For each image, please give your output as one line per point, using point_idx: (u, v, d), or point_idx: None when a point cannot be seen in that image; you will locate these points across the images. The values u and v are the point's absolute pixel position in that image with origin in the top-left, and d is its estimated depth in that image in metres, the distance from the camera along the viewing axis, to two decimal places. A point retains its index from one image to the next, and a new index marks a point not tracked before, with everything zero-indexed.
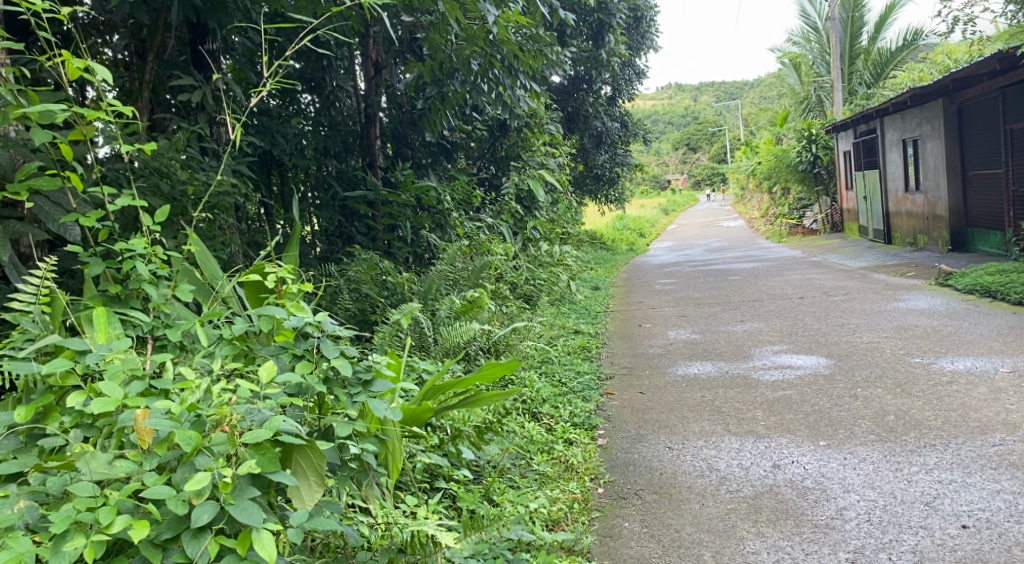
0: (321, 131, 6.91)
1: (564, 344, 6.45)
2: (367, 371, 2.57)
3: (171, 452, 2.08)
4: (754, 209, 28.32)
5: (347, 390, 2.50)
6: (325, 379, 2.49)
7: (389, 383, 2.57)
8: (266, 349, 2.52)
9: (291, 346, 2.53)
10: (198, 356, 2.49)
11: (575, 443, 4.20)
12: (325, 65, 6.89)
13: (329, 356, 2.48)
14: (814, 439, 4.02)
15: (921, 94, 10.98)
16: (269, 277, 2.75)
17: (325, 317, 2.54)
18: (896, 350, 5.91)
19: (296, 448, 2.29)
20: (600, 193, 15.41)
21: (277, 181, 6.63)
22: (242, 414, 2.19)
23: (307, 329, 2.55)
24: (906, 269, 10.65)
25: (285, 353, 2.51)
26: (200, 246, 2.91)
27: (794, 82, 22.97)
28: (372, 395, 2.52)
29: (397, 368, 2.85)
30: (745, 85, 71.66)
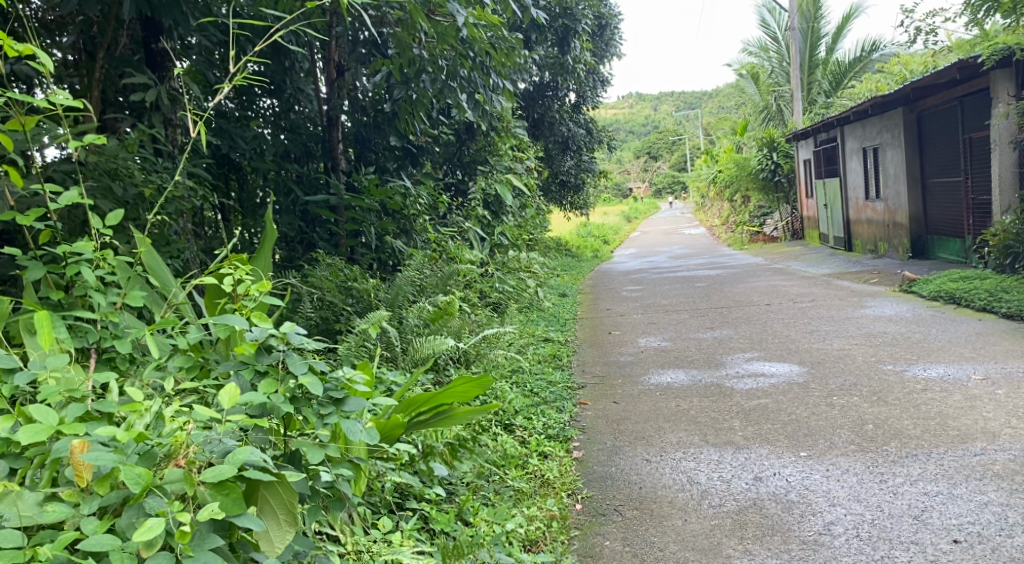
0: (281, 135, 6.74)
1: (534, 353, 6.31)
2: (338, 389, 2.38)
3: (115, 494, 1.89)
4: (716, 217, 28.46)
5: (318, 411, 2.32)
6: (293, 398, 2.30)
7: (363, 402, 2.38)
8: (226, 363, 2.31)
9: (252, 360, 2.32)
10: (149, 372, 2.31)
11: (550, 456, 4.06)
12: (286, 66, 6.68)
13: (296, 373, 2.27)
14: (794, 450, 3.93)
15: (881, 103, 11.07)
16: (227, 280, 2.54)
17: (291, 329, 2.32)
18: (867, 357, 5.87)
19: (263, 483, 2.10)
20: (565, 199, 15.36)
21: (235, 186, 6.41)
22: (200, 445, 2.01)
23: (272, 342, 2.33)
24: (870, 275, 10.71)
25: (247, 369, 2.31)
26: (152, 251, 2.72)
27: (754, 92, 23.17)
28: (345, 416, 2.34)
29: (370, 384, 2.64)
30: (705, 95, 72.50)
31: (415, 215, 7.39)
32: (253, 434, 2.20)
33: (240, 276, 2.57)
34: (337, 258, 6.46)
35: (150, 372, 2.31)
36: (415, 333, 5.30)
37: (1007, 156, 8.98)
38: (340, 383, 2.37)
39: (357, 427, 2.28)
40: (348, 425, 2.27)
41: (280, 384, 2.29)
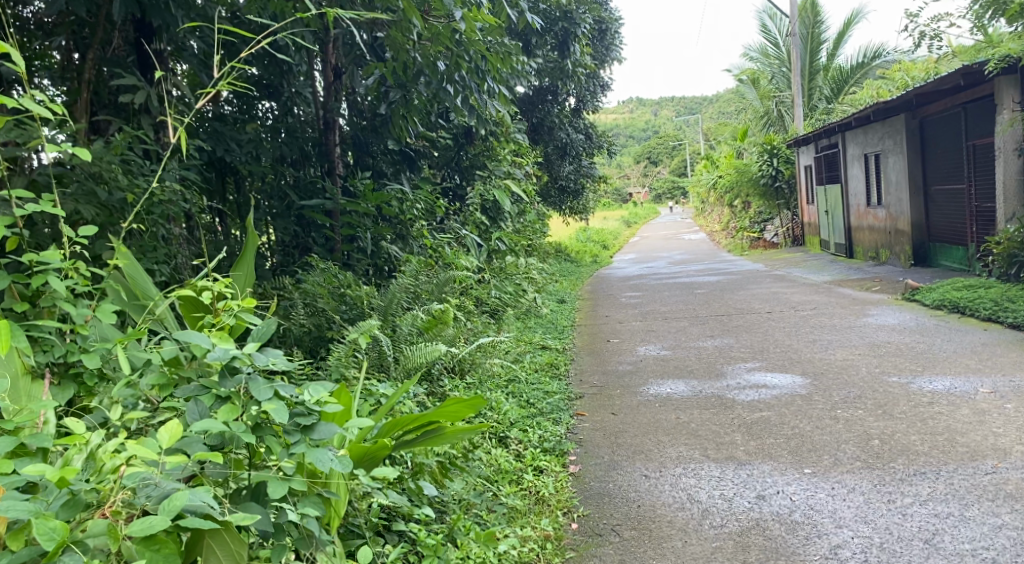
0: (276, 139, 6.61)
1: (531, 362, 6.17)
2: (308, 414, 2.21)
3: (26, 551, 1.74)
4: (716, 222, 28.31)
5: (283, 438, 2.16)
6: (255, 425, 2.13)
7: (335, 428, 2.21)
8: (186, 387, 2.12)
9: (214, 385, 2.12)
10: (119, 389, 2.19)
11: (545, 471, 3.94)
12: (284, 70, 6.63)
13: (260, 399, 2.10)
14: (798, 467, 3.80)
15: (884, 109, 10.95)
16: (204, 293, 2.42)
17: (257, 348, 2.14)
18: (871, 368, 5.73)
19: (207, 531, 1.97)
20: (564, 204, 15.25)
21: (231, 190, 6.39)
22: (134, 490, 1.87)
23: (236, 364, 2.15)
24: (872, 283, 10.58)
25: (207, 394, 2.11)
26: (128, 259, 2.61)
27: (754, 97, 23.06)
28: (313, 444, 2.17)
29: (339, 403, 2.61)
30: (705, 100, 72.42)
31: (411, 220, 7.27)
32: (210, 467, 2.07)
33: (218, 290, 2.47)
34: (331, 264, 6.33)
35: (121, 390, 2.19)
36: (409, 342, 5.17)
37: (1010, 164, 8.86)
38: (310, 409, 2.20)
39: (327, 455, 2.11)
40: (317, 453, 2.10)
41: (241, 411, 2.12)
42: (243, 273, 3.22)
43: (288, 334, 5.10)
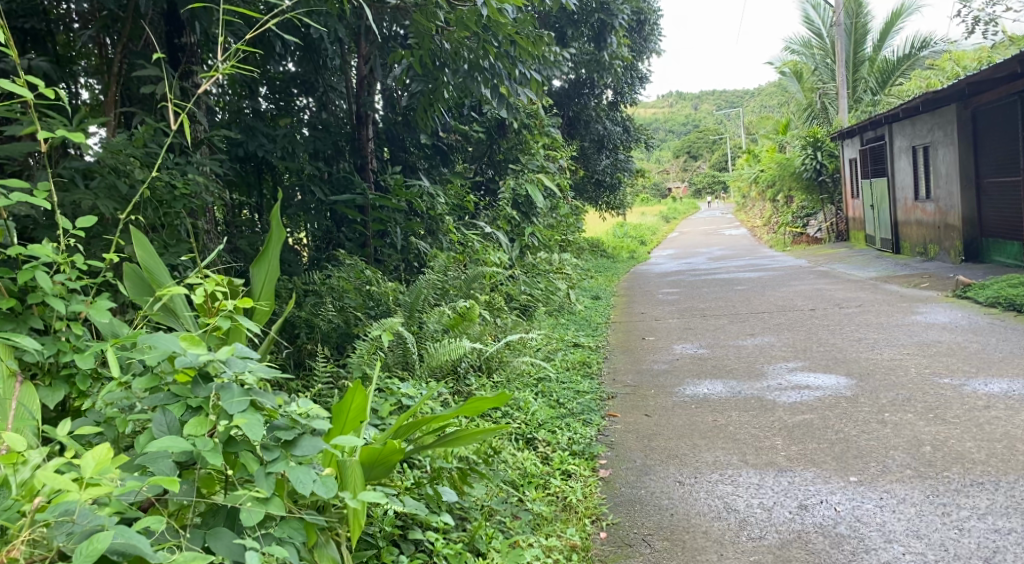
0: (305, 133, 6.48)
1: (562, 360, 5.99)
2: (289, 429, 2.06)
3: None
4: (757, 219, 27.77)
5: (261, 455, 2.00)
6: (227, 440, 1.96)
7: (319, 443, 2.07)
8: (153, 396, 1.96)
9: (185, 393, 1.96)
10: (107, 390, 2.03)
11: (573, 476, 3.76)
12: (319, 65, 6.50)
13: (233, 411, 1.93)
14: (844, 474, 3.57)
15: (933, 99, 10.55)
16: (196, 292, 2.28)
17: (232, 353, 1.97)
18: (921, 369, 5.45)
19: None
20: (601, 199, 14.99)
21: (269, 188, 6.25)
22: (53, 530, 1.67)
23: (209, 370, 1.98)
24: (920, 280, 10.20)
25: (176, 403, 1.95)
26: (136, 249, 2.54)
27: (795, 90, 22.56)
28: (294, 462, 2.02)
29: (337, 408, 2.33)
30: (745, 95, 71.40)
31: (441, 215, 7.12)
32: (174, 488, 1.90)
33: (210, 289, 2.33)
34: (359, 259, 6.20)
35: (107, 393, 2.02)
36: (435, 339, 5.03)
37: None
38: (291, 423, 2.06)
39: (307, 477, 1.97)
40: (298, 475, 1.97)
41: (212, 423, 1.94)
42: (267, 266, 3.01)
43: (314, 330, 4.98)
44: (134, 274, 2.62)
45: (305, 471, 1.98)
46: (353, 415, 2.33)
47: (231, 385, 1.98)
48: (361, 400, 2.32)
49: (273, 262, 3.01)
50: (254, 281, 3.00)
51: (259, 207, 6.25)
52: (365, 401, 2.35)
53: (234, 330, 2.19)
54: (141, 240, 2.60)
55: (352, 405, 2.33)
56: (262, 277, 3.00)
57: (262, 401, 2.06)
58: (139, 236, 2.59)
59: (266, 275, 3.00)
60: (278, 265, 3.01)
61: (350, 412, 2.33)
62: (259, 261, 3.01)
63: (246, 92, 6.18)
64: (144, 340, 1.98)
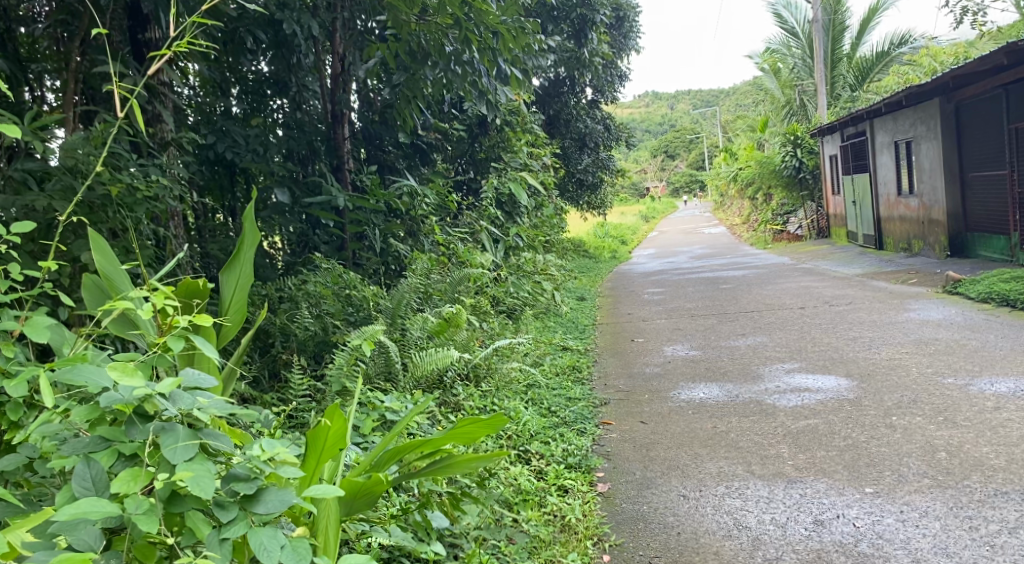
0: (277, 134, 6.24)
1: (551, 365, 5.74)
2: (250, 481, 1.79)
3: None
4: (737, 215, 27.68)
5: (215, 516, 1.73)
6: (170, 497, 1.70)
7: (285, 500, 1.79)
8: (76, 443, 1.72)
9: (116, 437, 1.72)
10: (37, 423, 1.77)
11: (570, 491, 3.53)
12: (292, 63, 6.21)
13: (175, 460, 1.68)
14: (858, 485, 3.36)
15: (917, 93, 10.40)
16: (144, 306, 1.98)
17: (171, 389, 1.72)
18: (922, 369, 5.26)
19: None
20: (582, 199, 14.76)
21: (243, 186, 6.04)
22: None
23: (146, 409, 1.74)
24: (908, 276, 10.07)
25: (105, 451, 1.71)
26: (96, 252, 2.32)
27: (773, 87, 22.48)
28: (257, 521, 1.75)
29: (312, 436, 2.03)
30: (721, 93, 71.57)
31: (423, 215, 6.85)
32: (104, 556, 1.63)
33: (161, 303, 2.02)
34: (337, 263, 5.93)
35: (35, 428, 1.76)
36: (419, 346, 4.76)
37: None
38: (251, 474, 1.79)
39: (273, 542, 1.69)
40: (261, 540, 1.69)
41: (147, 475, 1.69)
42: (237, 271, 2.79)
43: (291, 339, 4.70)
44: (93, 282, 2.39)
45: (270, 534, 1.71)
46: (330, 444, 2.04)
47: (173, 426, 1.74)
48: (340, 428, 2.04)
49: (245, 267, 2.80)
50: (225, 287, 2.78)
51: (232, 211, 6.02)
52: (344, 428, 2.06)
53: (182, 347, 1.91)
54: (97, 246, 2.35)
55: (328, 435, 2.04)
56: (231, 284, 2.78)
57: (214, 447, 1.79)
58: (96, 240, 2.36)
59: (237, 281, 2.79)
60: (250, 269, 2.80)
61: (326, 442, 2.04)
62: (230, 264, 2.79)
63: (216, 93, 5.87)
64: (68, 373, 1.73)
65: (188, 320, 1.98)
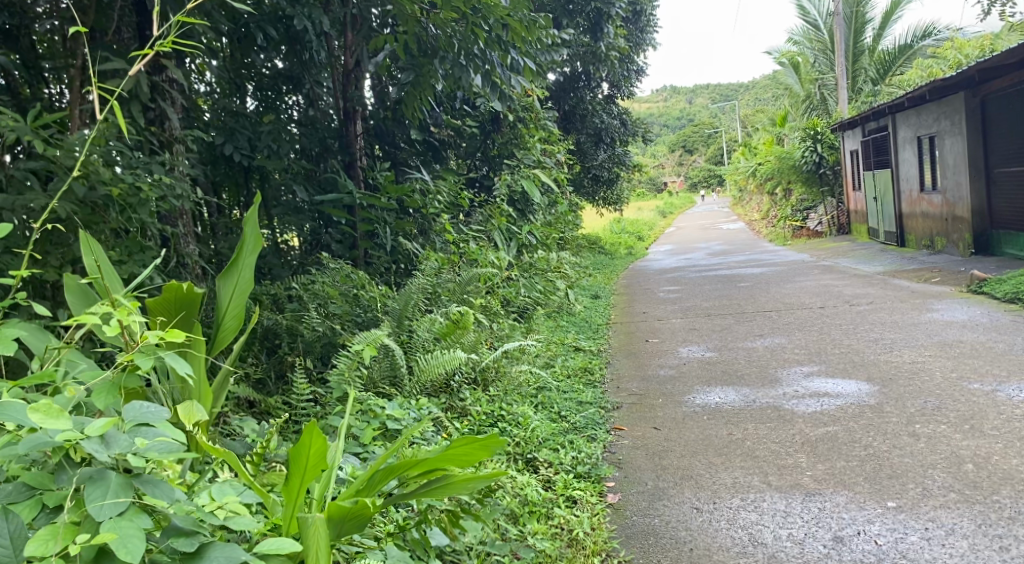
0: (294, 130, 6.19)
1: (563, 367, 5.61)
2: (191, 538, 1.69)
3: None
4: (756, 211, 27.36)
5: None
6: (96, 556, 1.58)
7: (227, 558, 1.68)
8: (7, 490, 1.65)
9: (44, 485, 1.65)
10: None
11: (578, 502, 3.41)
12: (305, 60, 6.13)
13: (101, 516, 1.58)
14: (880, 499, 3.21)
15: (942, 87, 10.17)
16: (109, 322, 1.87)
17: (99, 434, 1.64)
18: (946, 373, 5.09)
19: None
20: (598, 195, 14.59)
21: (256, 186, 5.92)
22: None
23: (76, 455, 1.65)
24: (931, 274, 9.86)
25: (30, 503, 1.63)
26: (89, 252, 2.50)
27: (794, 82, 22.18)
28: None
29: (295, 456, 1.94)
30: (740, 88, 70.94)
31: (434, 213, 6.74)
32: None
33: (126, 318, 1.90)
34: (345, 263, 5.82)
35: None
36: (426, 349, 4.66)
37: None
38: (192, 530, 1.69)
39: None
40: None
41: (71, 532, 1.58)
42: (236, 276, 2.75)
43: (298, 341, 4.61)
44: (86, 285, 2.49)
45: None
46: (313, 461, 1.94)
47: (104, 475, 1.64)
48: (320, 446, 1.93)
49: (245, 272, 2.75)
50: (222, 293, 2.73)
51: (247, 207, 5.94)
52: (326, 446, 1.95)
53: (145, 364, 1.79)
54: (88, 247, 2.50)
55: (310, 452, 1.94)
56: (230, 289, 2.73)
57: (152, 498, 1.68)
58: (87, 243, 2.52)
59: (235, 286, 2.74)
60: (250, 275, 2.75)
61: (308, 460, 1.94)
62: (228, 270, 2.75)
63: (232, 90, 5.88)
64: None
65: (157, 336, 1.86)
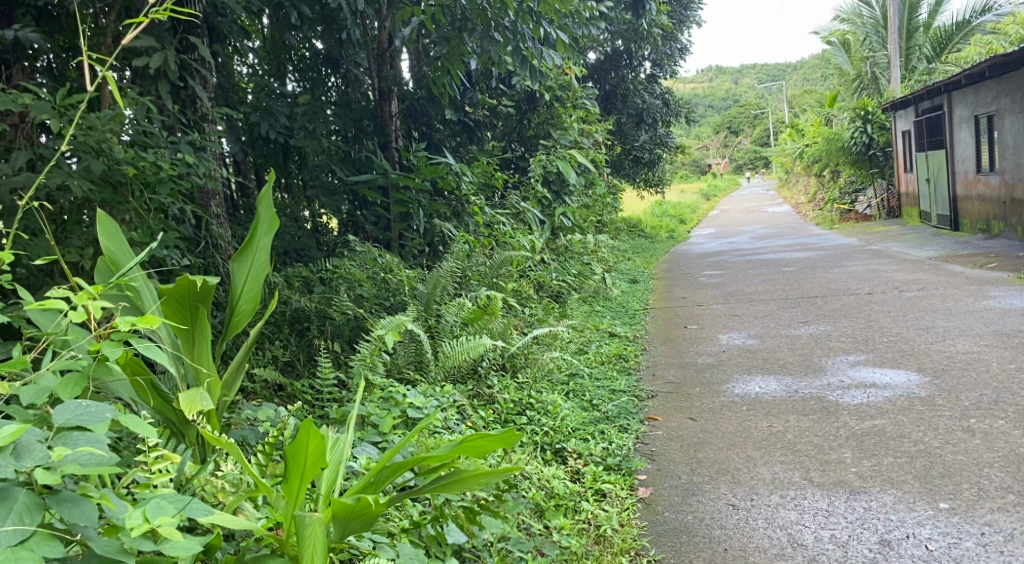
0: (330, 111, 6.01)
1: (596, 354, 5.43)
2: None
3: None
4: (802, 194, 26.74)
5: None
6: None
7: None
8: None
9: None
10: None
11: (607, 497, 3.25)
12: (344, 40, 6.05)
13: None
14: (931, 499, 3.00)
15: (1002, 63, 9.75)
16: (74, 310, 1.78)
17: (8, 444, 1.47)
18: (1003, 364, 4.80)
19: None
20: (638, 177, 14.30)
21: (296, 168, 5.86)
22: None
23: None
24: (987, 259, 9.45)
25: None
26: (106, 230, 2.41)
27: (843, 62, 21.56)
28: None
29: (292, 452, 1.84)
30: (787, 68, 69.53)
31: (468, 195, 6.58)
32: None
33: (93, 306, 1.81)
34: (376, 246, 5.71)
35: None
36: (453, 334, 4.52)
37: None
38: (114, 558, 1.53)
39: None
40: None
41: None
42: (252, 259, 2.62)
43: (327, 324, 4.50)
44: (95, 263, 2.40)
45: None
46: (311, 459, 1.83)
47: (12, 492, 1.47)
48: (318, 444, 1.82)
49: (260, 254, 2.63)
50: (236, 276, 2.61)
51: (290, 187, 5.91)
52: (325, 443, 1.84)
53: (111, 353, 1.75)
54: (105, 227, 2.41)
55: (306, 449, 1.83)
56: (244, 273, 2.61)
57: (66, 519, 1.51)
58: (105, 220, 2.42)
59: (250, 269, 2.62)
60: (265, 257, 2.63)
61: (307, 458, 1.84)
62: (243, 252, 2.63)
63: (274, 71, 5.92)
64: None
65: (128, 326, 1.78)
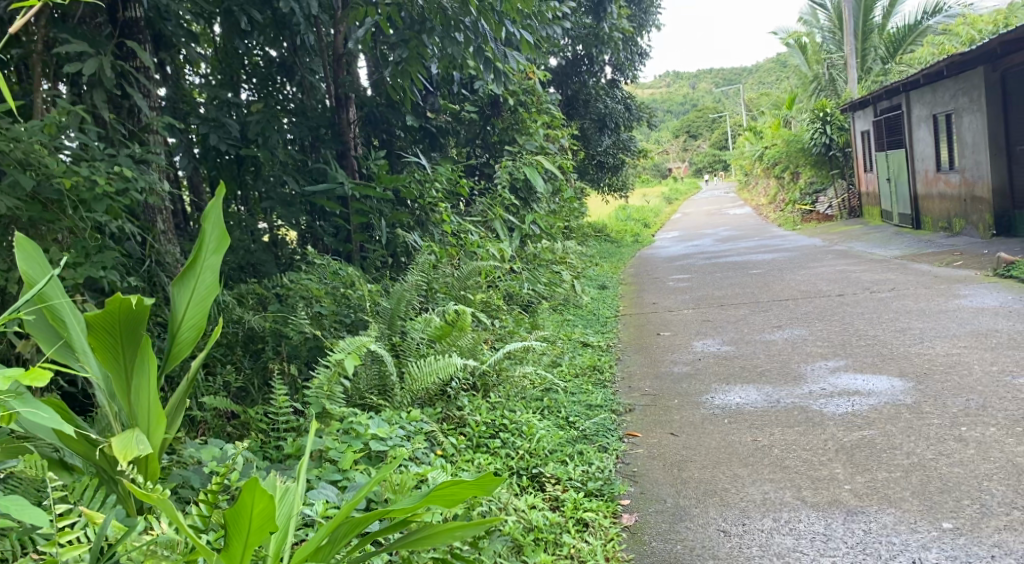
0: (285, 120, 5.73)
1: (570, 366, 5.22)
2: None
3: None
4: (762, 196, 26.84)
5: None
6: None
7: None
8: None
9: None
10: None
11: (590, 526, 3.02)
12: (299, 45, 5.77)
13: None
14: (933, 519, 2.83)
15: (959, 62, 9.73)
16: None
17: None
18: (986, 367, 4.67)
19: None
20: (602, 182, 14.16)
21: (251, 180, 5.57)
22: None
23: None
24: (952, 257, 9.42)
25: None
26: (28, 252, 2.13)
27: (800, 63, 21.67)
28: None
29: (236, 515, 1.66)
30: (743, 72, 70.21)
31: (432, 203, 6.31)
32: None
33: None
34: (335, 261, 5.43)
35: None
36: (419, 353, 4.26)
37: None
38: None
39: None
40: None
41: None
42: (195, 280, 2.35)
43: (283, 346, 4.21)
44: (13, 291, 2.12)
45: None
46: (256, 521, 1.65)
47: None
48: (264, 503, 1.64)
49: (205, 276, 2.37)
50: (177, 301, 2.34)
51: (245, 199, 5.61)
52: (272, 505, 1.66)
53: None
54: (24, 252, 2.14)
55: (253, 511, 1.65)
56: (186, 297, 2.34)
57: None
58: (25, 245, 2.15)
59: (193, 293, 2.35)
60: (212, 278, 2.37)
61: (252, 520, 1.65)
62: (186, 274, 2.36)
63: (227, 80, 5.65)
64: None
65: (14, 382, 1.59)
